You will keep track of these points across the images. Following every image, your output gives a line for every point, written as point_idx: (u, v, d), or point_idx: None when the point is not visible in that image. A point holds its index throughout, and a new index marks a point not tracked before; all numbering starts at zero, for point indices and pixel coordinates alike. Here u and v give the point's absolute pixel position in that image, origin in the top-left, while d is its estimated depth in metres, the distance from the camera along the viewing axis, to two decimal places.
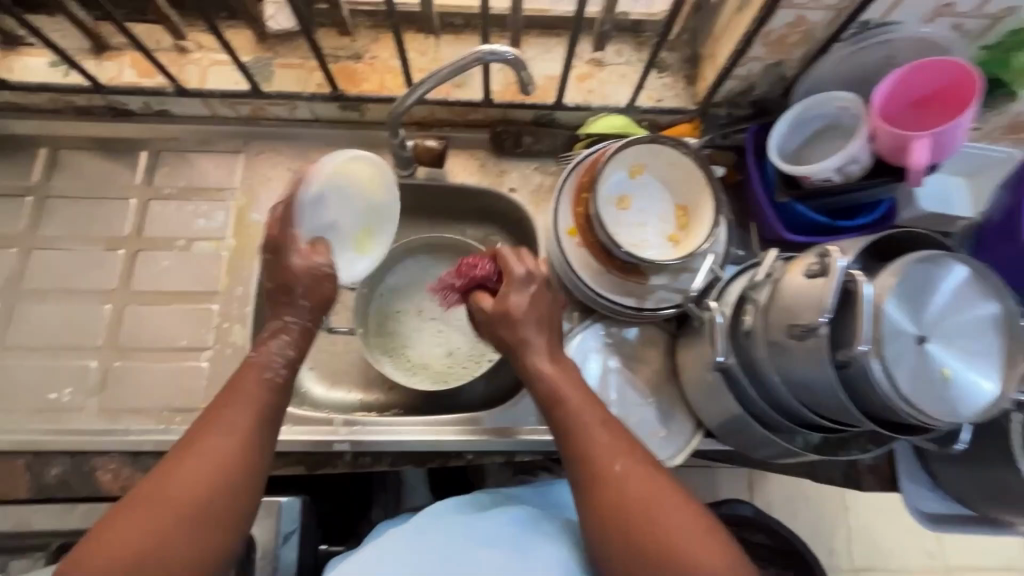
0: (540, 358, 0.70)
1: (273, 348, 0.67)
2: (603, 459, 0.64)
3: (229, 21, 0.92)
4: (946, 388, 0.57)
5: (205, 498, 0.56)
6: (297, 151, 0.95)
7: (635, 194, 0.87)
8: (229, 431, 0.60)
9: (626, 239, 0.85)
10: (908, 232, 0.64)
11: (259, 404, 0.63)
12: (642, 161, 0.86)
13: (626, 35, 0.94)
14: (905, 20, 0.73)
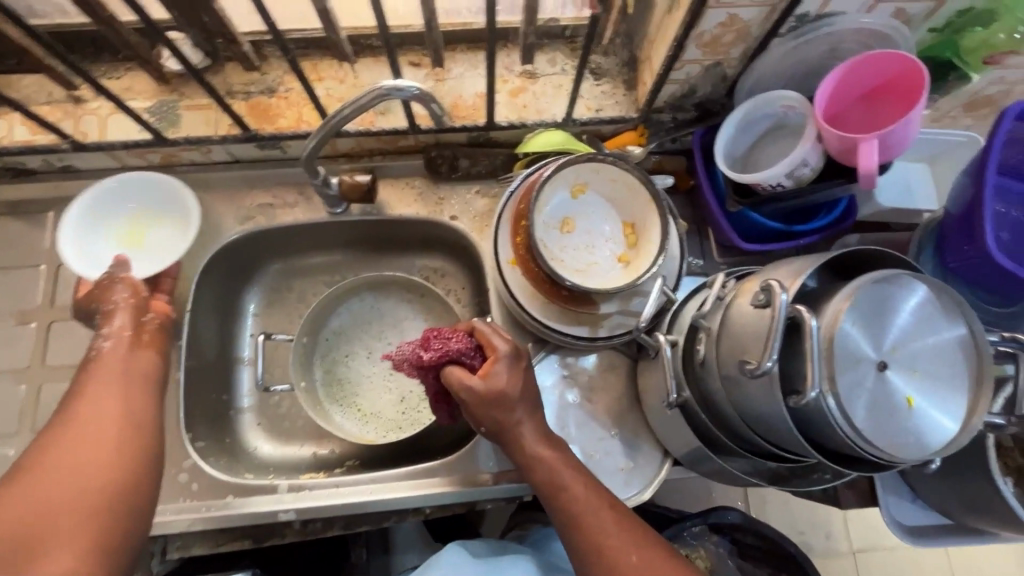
0: (533, 441, 0.69)
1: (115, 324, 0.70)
2: (621, 553, 0.63)
3: (126, 63, 0.84)
4: (909, 419, 0.52)
5: (88, 440, 0.56)
6: (217, 196, 0.89)
7: (579, 215, 0.81)
8: (100, 393, 0.61)
9: (572, 265, 0.79)
10: (875, 252, 0.58)
11: (120, 367, 0.65)
12: (583, 179, 0.80)
13: (559, 42, 0.88)
14: (844, 10, 0.68)
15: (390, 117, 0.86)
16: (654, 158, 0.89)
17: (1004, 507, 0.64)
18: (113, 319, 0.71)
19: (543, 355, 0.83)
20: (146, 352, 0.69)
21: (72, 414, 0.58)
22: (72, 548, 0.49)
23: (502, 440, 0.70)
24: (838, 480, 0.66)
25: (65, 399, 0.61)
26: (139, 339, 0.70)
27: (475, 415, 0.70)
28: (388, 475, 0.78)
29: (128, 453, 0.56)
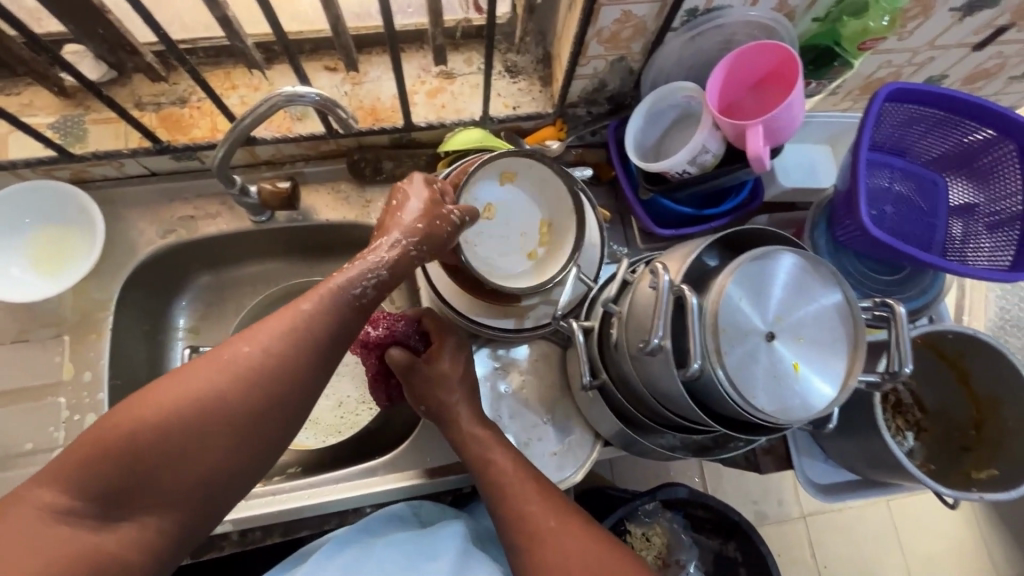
0: (468, 421, 0.71)
1: (367, 262, 0.59)
2: (541, 519, 0.64)
3: (26, 79, 0.81)
4: (796, 382, 0.56)
5: (251, 420, 0.51)
6: (136, 211, 0.87)
7: (502, 203, 0.81)
8: (270, 344, 0.52)
9: (491, 253, 0.81)
10: (757, 229, 0.62)
11: (294, 323, 0.54)
12: (513, 167, 0.80)
13: (473, 42, 0.89)
14: (729, 4, 0.72)
15: (307, 122, 0.85)
16: (573, 151, 0.92)
17: (894, 459, 0.70)
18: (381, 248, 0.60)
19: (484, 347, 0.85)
20: (349, 322, 0.57)
21: (236, 356, 0.52)
22: (164, 496, 0.49)
23: (441, 421, 0.72)
24: (751, 445, 0.70)
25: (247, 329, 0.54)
26: (365, 306, 0.58)
27: (416, 395, 0.73)
28: (324, 477, 0.79)
29: (249, 430, 0.51)
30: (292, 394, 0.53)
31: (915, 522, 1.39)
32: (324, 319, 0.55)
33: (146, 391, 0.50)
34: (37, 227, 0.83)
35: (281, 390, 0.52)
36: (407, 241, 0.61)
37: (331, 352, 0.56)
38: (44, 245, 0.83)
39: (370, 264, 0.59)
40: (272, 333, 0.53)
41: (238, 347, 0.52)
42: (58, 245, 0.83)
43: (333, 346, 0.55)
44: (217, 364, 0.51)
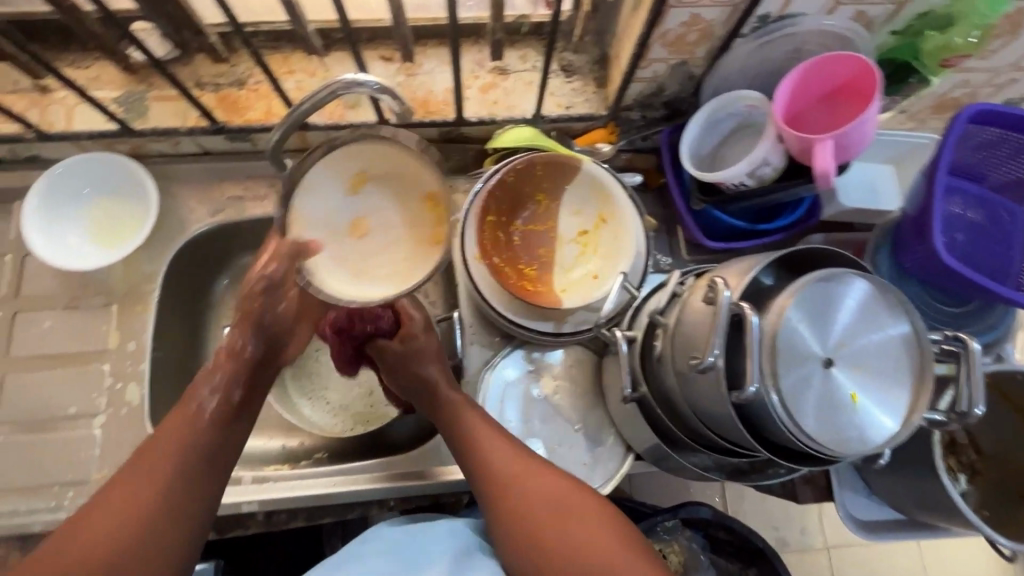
0: (452, 396, 0.72)
1: (202, 388, 0.67)
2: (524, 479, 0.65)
3: (93, 53, 0.83)
4: (854, 413, 0.53)
5: (149, 546, 0.56)
6: (187, 187, 0.88)
7: (306, 209, 0.67)
8: (150, 474, 0.59)
9: (350, 269, 0.66)
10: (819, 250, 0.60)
11: (152, 453, 0.61)
12: (358, 169, 0.68)
13: (530, 39, 0.88)
14: (805, 12, 0.69)
15: (360, 110, 0.86)
16: (623, 155, 0.91)
17: (949, 503, 0.66)
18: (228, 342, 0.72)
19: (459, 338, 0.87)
20: (231, 429, 0.67)
21: (116, 493, 0.58)
22: None
23: (421, 397, 0.74)
24: (793, 473, 0.67)
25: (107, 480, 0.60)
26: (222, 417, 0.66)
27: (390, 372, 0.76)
28: (352, 466, 0.78)
29: (146, 554, 0.56)
30: (202, 491, 0.61)
31: (946, 567, 1.32)
32: (200, 427, 0.64)
33: (43, 548, 0.55)
34: (92, 198, 0.85)
35: (198, 483, 0.61)
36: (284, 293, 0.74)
37: (202, 468, 0.62)
38: (99, 216, 0.85)
39: (210, 375, 0.68)
40: (176, 445, 0.62)
41: (147, 461, 0.60)
42: (111, 218, 0.85)
43: (205, 454, 0.63)
44: (124, 483, 0.58)
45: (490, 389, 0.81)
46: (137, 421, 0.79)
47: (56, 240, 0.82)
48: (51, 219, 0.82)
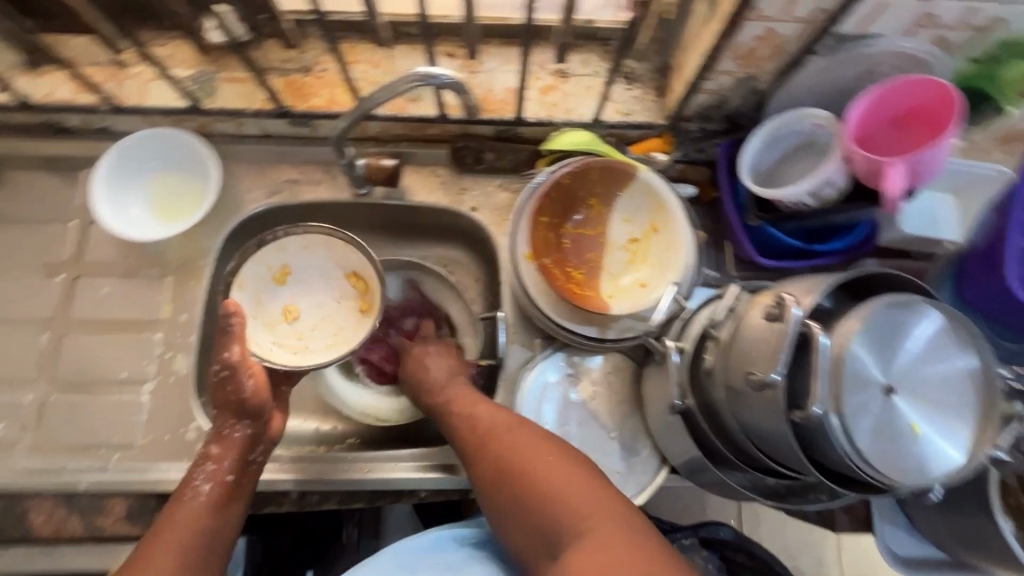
0: (438, 369, 0.81)
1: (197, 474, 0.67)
2: (492, 426, 0.70)
3: (170, 32, 0.86)
4: (915, 444, 0.52)
5: None
6: (245, 167, 0.90)
7: (290, 300, 0.85)
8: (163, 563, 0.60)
9: (289, 346, 0.82)
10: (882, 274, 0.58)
11: (165, 538, 0.62)
12: (281, 263, 0.84)
13: (593, 44, 0.88)
14: (883, 32, 0.68)
15: (420, 103, 0.86)
16: (677, 166, 0.90)
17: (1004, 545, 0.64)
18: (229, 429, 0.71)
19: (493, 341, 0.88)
20: (231, 508, 0.67)
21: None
22: None
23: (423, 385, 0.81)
24: (835, 502, 0.66)
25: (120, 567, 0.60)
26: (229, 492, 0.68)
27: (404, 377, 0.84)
28: (389, 452, 0.80)
29: None
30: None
31: None
32: (192, 517, 0.64)
33: None
34: (157, 172, 0.87)
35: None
36: (246, 377, 0.69)
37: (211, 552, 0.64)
38: (161, 190, 0.87)
39: (204, 463, 0.68)
40: (168, 544, 0.61)
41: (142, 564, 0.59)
42: (173, 193, 0.87)
43: (212, 537, 0.64)
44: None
45: (529, 389, 0.81)
46: (184, 391, 0.81)
47: (120, 209, 0.84)
48: (116, 188, 0.85)
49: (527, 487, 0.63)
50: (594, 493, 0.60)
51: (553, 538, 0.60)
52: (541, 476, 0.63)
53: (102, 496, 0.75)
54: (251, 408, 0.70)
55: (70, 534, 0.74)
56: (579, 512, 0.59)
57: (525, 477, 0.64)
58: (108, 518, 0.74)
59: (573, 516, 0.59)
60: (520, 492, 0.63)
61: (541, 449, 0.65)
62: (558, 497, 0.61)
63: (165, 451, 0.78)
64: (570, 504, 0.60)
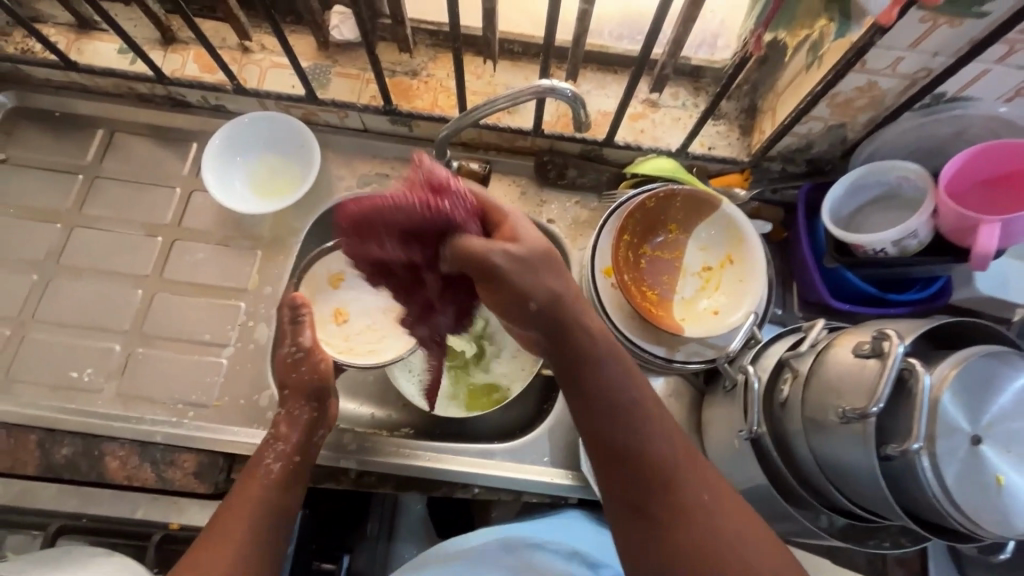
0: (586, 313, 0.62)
1: (266, 451, 0.69)
2: (644, 408, 0.60)
3: (294, 26, 0.93)
4: (998, 496, 0.53)
5: None
6: (340, 157, 0.95)
7: (343, 302, 0.88)
8: (238, 539, 0.61)
9: (336, 346, 0.85)
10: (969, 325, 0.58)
11: (239, 513, 0.63)
12: (340, 268, 0.89)
13: (684, 79, 0.92)
14: (981, 96, 0.71)
15: (517, 117, 0.92)
16: (752, 204, 0.89)
17: None
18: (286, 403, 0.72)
19: None
20: (295, 488, 0.68)
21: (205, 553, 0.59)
22: None
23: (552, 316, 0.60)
24: (899, 549, 0.66)
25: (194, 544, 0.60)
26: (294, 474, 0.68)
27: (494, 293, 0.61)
28: (450, 444, 0.81)
29: None
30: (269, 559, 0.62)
31: None
32: (262, 492, 0.65)
33: None
34: (263, 152, 0.92)
35: (261, 556, 0.61)
36: (320, 357, 0.73)
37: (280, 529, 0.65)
38: (263, 169, 0.92)
39: (275, 441, 0.70)
40: (243, 514, 0.63)
41: (218, 533, 0.61)
42: (273, 174, 0.92)
43: (280, 511, 0.65)
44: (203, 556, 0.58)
45: None
46: (260, 360, 0.84)
47: (228, 183, 0.90)
48: (225, 162, 0.90)
49: (662, 484, 0.58)
50: (736, 509, 0.57)
51: (673, 546, 0.56)
52: (683, 480, 0.58)
53: (173, 450, 0.78)
54: (317, 390, 0.72)
55: (140, 482, 0.77)
56: (721, 525, 0.56)
57: (664, 477, 0.58)
58: (177, 471, 0.77)
59: (713, 528, 0.56)
60: (653, 486, 0.58)
61: (689, 458, 0.59)
62: (696, 506, 0.57)
63: (236, 415, 0.81)
64: (707, 517, 0.56)
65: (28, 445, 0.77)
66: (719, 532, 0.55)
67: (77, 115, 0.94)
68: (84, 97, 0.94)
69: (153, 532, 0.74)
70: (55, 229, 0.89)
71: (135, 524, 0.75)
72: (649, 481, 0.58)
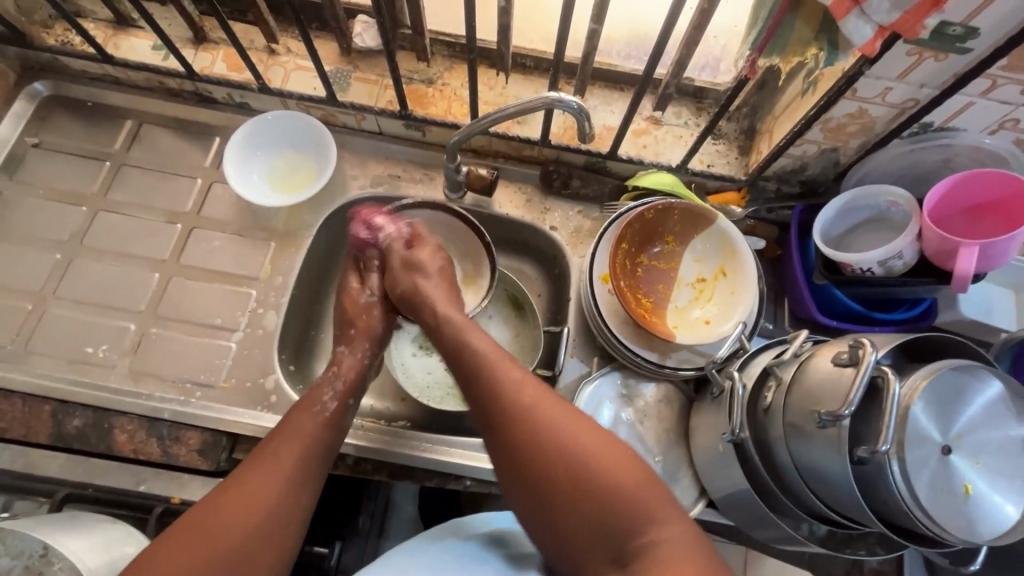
0: (472, 329, 0.75)
1: (324, 386, 0.73)
2: (496, 361, 0.71)
3: (319, 32, 0.98)
4: (964, 503, 0.56)
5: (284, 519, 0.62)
6: (355, 157, 1.00)
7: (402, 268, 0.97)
8: (288, 461, 0.65)
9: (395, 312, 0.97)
10: (943, 339, 0.61)
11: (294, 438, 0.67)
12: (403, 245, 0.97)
13: (687, 99, 0.96)
14: (966, 128, 0.75)
15: (526, 127, 0.96)
16: (748, 221, 0.92)
17: None
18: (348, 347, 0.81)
19: (554, 352, 0.94)
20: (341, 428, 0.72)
21: (253, 470, 0.64)
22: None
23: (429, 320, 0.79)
24: (874, 556, 0.69)
25: (248, 460, 0.66)
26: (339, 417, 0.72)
27: (393, 278, 0.84)
28: (445, 436, 0.84)
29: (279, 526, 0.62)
30: (316, 490, 0.66)
31: None
32: (313, 427, 0.69)
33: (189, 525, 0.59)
34: (282, 150, 0.97)
35: (308, 486, 0.66)
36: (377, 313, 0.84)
37: (328, 459, 0.69)
38: (281, 165, 0.97)
39: (333, 379, 0.75)
40: (295, 445, 0.66)
41: (270, 458, 0.65)
42: (291, 170, 0.97)
43: (328, 446, 0.69)
44: (256, 471, 0.63)
45: (585, 400, 0.85)
46: (268, 346, 0.88)
47: (247, 176, 0.94)
48: (244, 156, 0.94)
49: (516, 424, 0.66)
50: (602, 441, 0.64)
51: (533, 473, 0.64)
52: (546, 421, 0.65)
53: (179, 427, 0.81)
54: (376, 334, 0.82)
55: (146, 456, 0.79)
56: (581, 454, 0.62)
57: (524, 417, 0.66)
58: (182, 448, 0.79)
59: (574, 458, 0.62)
60: (510, 426, 0.66)
61: (551, 401, 0.67)
62: (560, 442, 0.64)
63: (242, 397, 0.85)
64: (570, 450, 0.63)
65: (41, 415, 0.80)
66: (582, 462, 0.62)
67: (108, 105, 0.99)
68: (115, 89, 0.99)
69: (156, 505, 0.77)
70: (81, 211, 0.93)
71: (139, 497, 0.78)
72: (507, 421, 0.66)
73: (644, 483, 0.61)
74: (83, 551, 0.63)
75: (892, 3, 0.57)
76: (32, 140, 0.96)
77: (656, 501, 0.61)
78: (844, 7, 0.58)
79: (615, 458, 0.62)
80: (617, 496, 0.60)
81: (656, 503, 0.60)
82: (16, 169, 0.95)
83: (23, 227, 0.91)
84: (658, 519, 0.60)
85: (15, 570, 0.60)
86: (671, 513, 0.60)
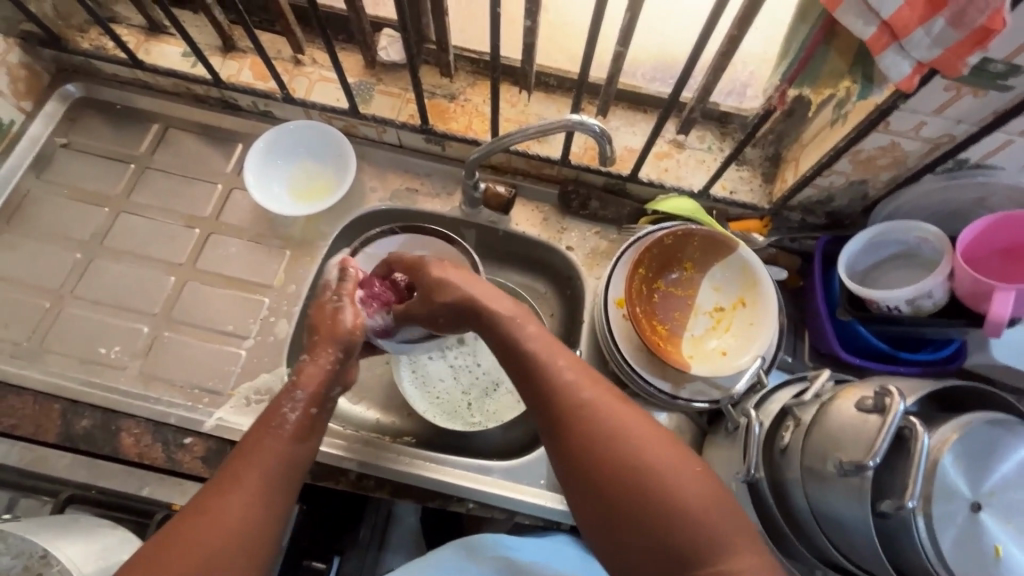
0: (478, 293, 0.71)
1: (282, 399, 0.68)
2: (549, 359, 0.62)
3: (345, 44, 0.99)
4: (995, 567, 0.52)
5: (248, 546, 0.58)
6: (374, 168, 1.00)
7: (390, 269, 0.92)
8: (246, 487, 0.60)
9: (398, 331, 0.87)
10: (974, 386, 0.58)
11: (254, 459, 0.62)
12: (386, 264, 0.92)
13: (712, 123, 0.95)
14: (1004, 167, 0.72)
15: (545, 146, 0.95)
16: (770, 250, 0.90)
17: None
18: (320, 353, 0.73)
19: None
20: (308, 442, 0.67)
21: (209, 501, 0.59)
22: None
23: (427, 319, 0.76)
24: None
25: (204, 488, 0.61)
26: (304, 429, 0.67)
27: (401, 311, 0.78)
28: (451, 456, 0.82)
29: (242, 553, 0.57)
30: (282, 505, 0.62)
31: None
32: (278, 444, 0.65)
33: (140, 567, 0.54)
34: (301, 160, 0.97)
35: (270, 506, 0.61)
36: (348, 316, 0.75)
37: (292, 478, 0.65)
38: (299, 177, 0.97)
39: (294, 390, 0.69)
40: (255, 467, 0.62)
41: (226, 483, 0.60)
42: (309, 179, 0.97)
43: (294, 466, 0.65)
44: (212, 500, 0.59)
45: None
46: (277, 355, 0.87)
47: (268, 183, 0.95)
48: (264, 161, 0.95)
49: (583, 437, 0.57)
50: (671, 452, 0.56)
51: (604, 490, 0.55)
52: (617, 427, 0.57)
53: (185, 433, 0.82)
54: (344, 341, 0.74)
55: (150, 460, 0.80)
56: (662, 467, 0.54)
57: (602, 437, 0.56)
58: (186, 454, 0.80)
59: (651, 472, 0.54)
60: (584, 442, 0.57)
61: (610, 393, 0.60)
62: (640, 453, 0.55)
63: (249, 405, 0.84)
64: (639, 460, 0.55)
65: (52, 413, 0.81)
66: (654, 473, 0.54)
67: (135, 108, 1.01)
68: (144, 93, 1.01)
69: (158, 511, 0.77)
70: (103, 212, 0.94)
71: (142, 501, 0.78)
72: (565, 426, 0.58)
73: (719, 506, 0.53)
74: (78, 558, 0.62)
75: (932, 40, 0.54)
76: (61, 140, 0.98)
77: (732, 528, 0.53)
78: (882, 42, 0.56)
79: (696, 481, 0.54)
80: (690, 516, 0.52)
81: (732, 531, 0.52)
82: (44, 168, 0.96)
83: (47, 224, 0.93)
84: (739, 550, 0.52)
85: (15, 570, 0.60)
86: (749, 542, 0.53)
